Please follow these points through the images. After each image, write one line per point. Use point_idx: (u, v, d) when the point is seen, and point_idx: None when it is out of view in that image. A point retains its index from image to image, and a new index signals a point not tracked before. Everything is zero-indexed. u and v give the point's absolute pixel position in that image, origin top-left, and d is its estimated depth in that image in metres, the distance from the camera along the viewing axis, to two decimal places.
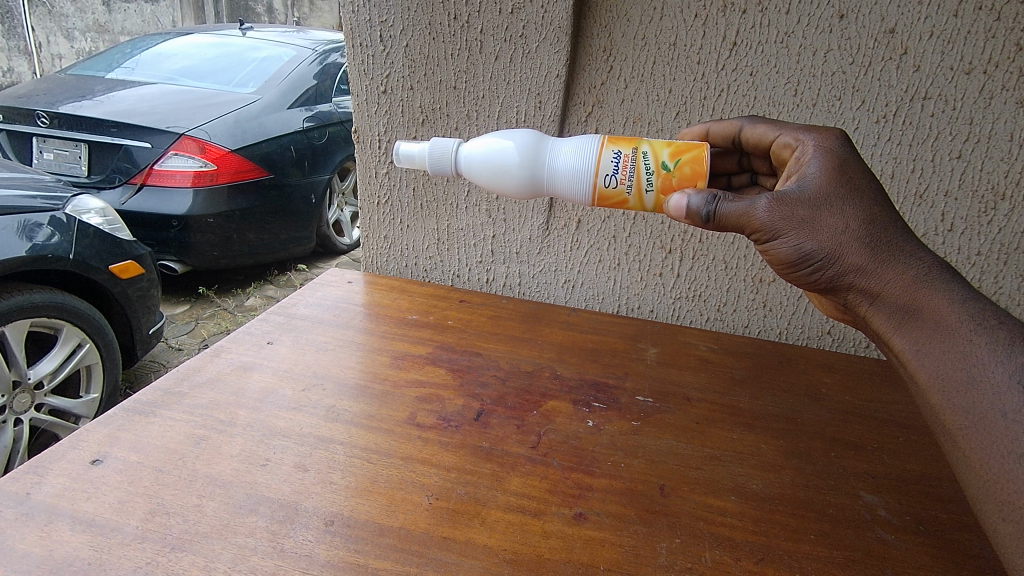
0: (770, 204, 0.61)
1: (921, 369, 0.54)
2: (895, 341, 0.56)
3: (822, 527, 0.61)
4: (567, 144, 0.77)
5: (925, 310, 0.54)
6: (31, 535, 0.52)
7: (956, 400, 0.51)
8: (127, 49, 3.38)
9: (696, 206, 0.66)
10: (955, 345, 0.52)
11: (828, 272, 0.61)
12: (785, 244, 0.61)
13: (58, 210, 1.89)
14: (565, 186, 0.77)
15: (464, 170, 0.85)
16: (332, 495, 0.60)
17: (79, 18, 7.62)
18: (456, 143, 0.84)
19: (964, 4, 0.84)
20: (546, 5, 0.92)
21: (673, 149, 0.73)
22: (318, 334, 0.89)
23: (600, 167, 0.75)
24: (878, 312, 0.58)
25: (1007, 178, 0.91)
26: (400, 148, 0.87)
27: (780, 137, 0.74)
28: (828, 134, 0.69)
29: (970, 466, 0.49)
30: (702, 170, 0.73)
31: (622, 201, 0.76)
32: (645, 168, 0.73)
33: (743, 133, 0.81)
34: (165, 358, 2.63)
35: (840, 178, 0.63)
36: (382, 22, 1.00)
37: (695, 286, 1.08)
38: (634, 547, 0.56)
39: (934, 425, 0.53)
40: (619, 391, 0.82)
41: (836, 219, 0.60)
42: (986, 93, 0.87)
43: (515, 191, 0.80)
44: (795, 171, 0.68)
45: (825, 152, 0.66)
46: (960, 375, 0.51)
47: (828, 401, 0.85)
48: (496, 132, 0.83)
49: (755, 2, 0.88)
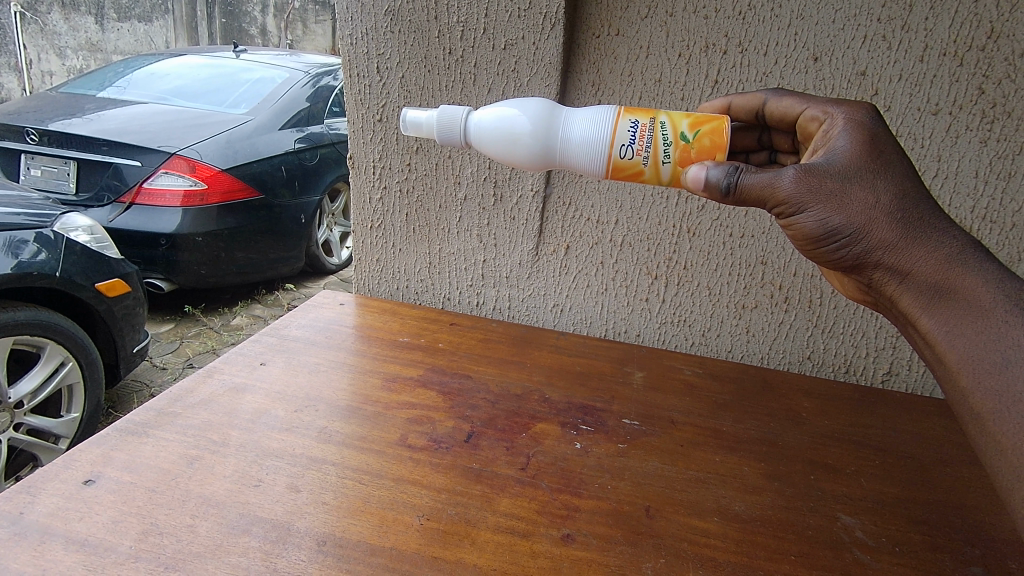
0: (797, 175, 0.61)
1: (951, 350, 0.54)
2: (923, 322, 0.57)
3: (801, 548, 0.63)
4: (581, 114, 0.78)
5: (957, 289, 0.55)
6: (24, 554, 0.53)
7: (988, 382, 0.51)
8: (120, 69, 3.40)
9: (715, 179, 0.66)
10: (989, 325, 0.52)
11: (856, 248, 0.61)
12: (810, 218, 0.61)
13: (46, 227, 1.88)
14: (579, 157, 0.78)
15: (473, 140, 0.85)
16: (325, 515, 0.61)
17: (72, 37, 7.68)
18: (466, 111, 0.85)
19: (930, 50, 0.89)
20: (538, 42, 0.96)
21: (691, 120, 0.75)
22: (310, 356, 0.90)
23: (616, 136, 0.76)
24: (906, 290, 0.58)
25: (973, 213, 0.96)
26: (407, 115, 0.87)
27: (807, 110, 0.75)
28: (856, 108, 0.69)
29: (1002, 452, 0.50)
30: (721, 142, 0.74)
31: (637, 172, 0.76)
32: (663, 139, 0.75)
33: (766, 106, 0.82)
34: (148, 377, 2.60)
35: (870, 152, 0.63)
36: (379, 54, 1.04)
37: (681, 311, 1.11)
38: (620, 567, 0.58)
39: (961, 410, 0.53)
40: (606, 413, 0.84)
41: (867, 194, 0.60)
42: (952, 133, 0.92)
43: (527, 162, 0.81)
44: (821, 145, 0.69)
45: (854, 125, 0.67)
46: (993, 357, 0.52)
47: (809, 425, 0.87)
48: (508, 100, 0.84)
49: (736, 43, 0.93)
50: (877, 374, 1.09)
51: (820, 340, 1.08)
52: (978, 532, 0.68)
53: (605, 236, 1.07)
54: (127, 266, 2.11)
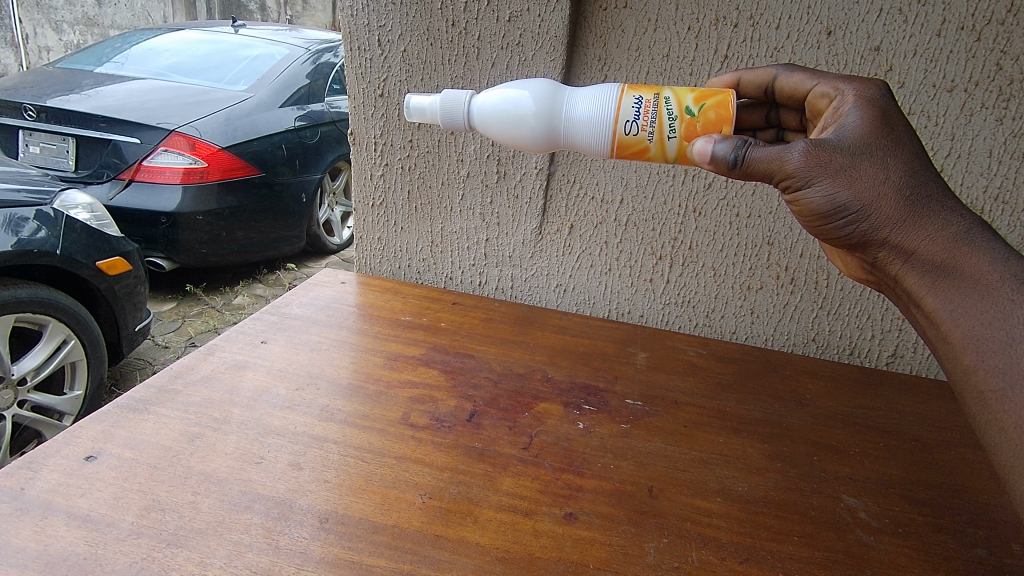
0: (806, 149, 0.59)
1: (956, 329, 0.53)
2: (928, 301, 0.56)
3: (804, 529, 0.62)
4: (585, 93, 0.76)
5: (963, 269, 0.53)
6: (26, 530, 0.53)
7: (992, 361, 0.50)
8: (118, 44, 3.35)
9: (722, 153, 0.64)
10: (995, 305, 0.51)
11: (862, 226, 0.59)
12: (817, 194, 0.60)
13: (45, 204, 1.87)
14: (582, 136, 0.76)
15: (477, 122, 0.83)
16: (326, 493, 0.60)
17: (68, 11, 7.60)
18: (469, 96, 0.83)
19: (947, 24, 0.86)
20: (543, 15, 0.93)
21: (696, 94, 0.73)
22: (312, 334, 0.89)
23: (620, 113, 0.74)
24: (911, 270, 0.57)
25: (986, 193, 0.95)
26: (411, 101, 0.85)
27: (818, 86, 0.73)
28: (869, 86, 0.67)
29: (1003, 431, 0.49)
30: (728, 115, 0.72)
31: (642, 149, 0.75)
32: (668, 113, 0.73)
33: (777, 82, 0.80)
34: (151, 356, 2.61)
35: (882, 128, 0.61)
36: (380, 26, 1.01)
37: (684, 292, 1.10)
38: (623, 546, 0.58)
39: (962, 388, 0.52)
40: (609, 394, 0.84)
41: (876, 170, 0.58)
42: (967, 110, 0.90)
43: (530, 142, 0.79)
44: (832, 122, 0.67)
45: (865, 102, 0.65)
46: (998, 336, 0.51)
47: (813, 407, 0.87)
48: (511, 81, 0.82)
49: (747, 16, 0.90)
50: (882, 356, 1.08)
51: (825, 321, 1.07)
52: (981, 514, 0.68)
53: (609, 215, 1.06)
54: (127, 244, 2.10)
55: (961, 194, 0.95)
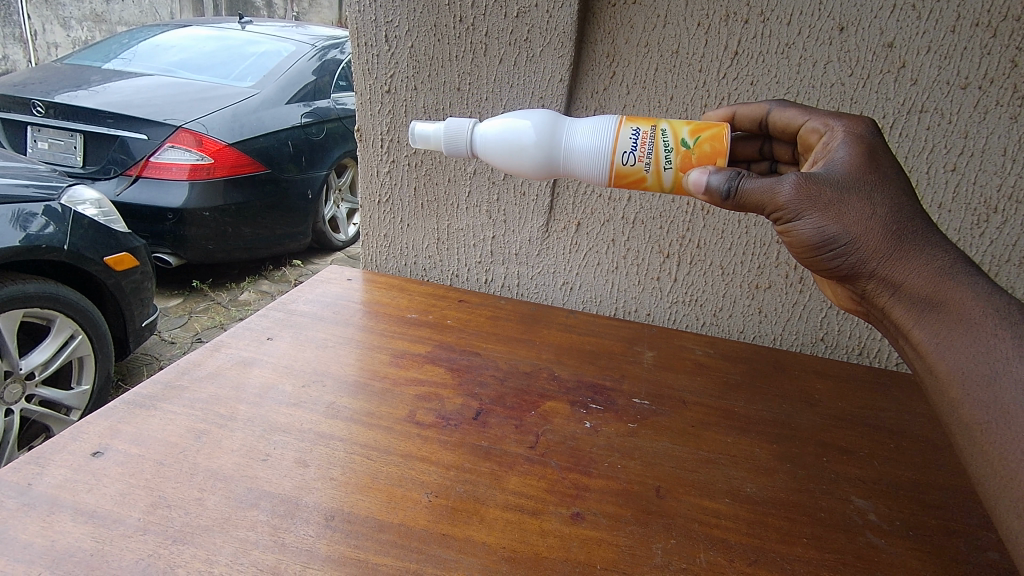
0: (797, 182, 0.60)
1: (941, 362, 0.53)
2: (914, 333, 0.56)
3: (814, 531, 0.62)
4: (584, 124, 0.78)
5: (948, 303, 0.54)
6: (33, 525, 0.53)
7: (977, 395, 0.50)
8: (126, 40, 3.36)
9: (716, 184, 0.65)
10: (978, 338, 0.51)
11: (851, 258, 0.60)
12: (807, 226, 0.60)
13: (52, 200, 1.88)
14: (581, 166, 0.78)
15: (479, 151, 0.85)
16: (333, 491, 0.60)
17: (77, 7, 7.64)
18: (472, 123, 0.85)
19: (962, 20, 0.85)
20: (551, 10, 0.92)
21: (692, 127, 0.74)
22: (317, 330, 0.89)
23: (617, 144, 0.75)
24: (898, 303, 0.58)
25: (1000, 191, 0.93)
26: (416, 128, 0.86)
27: (808, 122, 0.74)
28: (857, 123, 0.69)
29: (988, 463, 0.49)
30: (722, 149, 0.74)
31: (639, 179, 0.76)
32: (664, 145, 0.74)
33: (770, 116, 0.80)
34: (157, 351, 2.62)
35: (869, 163, 0.62)
36: (387, 22, 1.01)
37: (692, 291, 1.09)
38: (630, 547, 0.57)
39: (950, 421, 0.52)
40: (616, 393, 0.83)
41: (864, 204, 0.59)
42: (981, 108, 0.89)
43: (531, 171, 0.81)
44: (821, 157, 0.68)
45: (853, 138, 0.66)
46: (983, 369, 0.50)
47: (822, 408, 0.86)
48: (514, 111, 0.83)
49: (757, 12, 0.89)
50: (892, 356, 1.07)
51: (835, 321, 1.06)
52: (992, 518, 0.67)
53: (617, 213, 1.05)
54: (134, 240, 2.10)
55: (974, 194, 0.94)
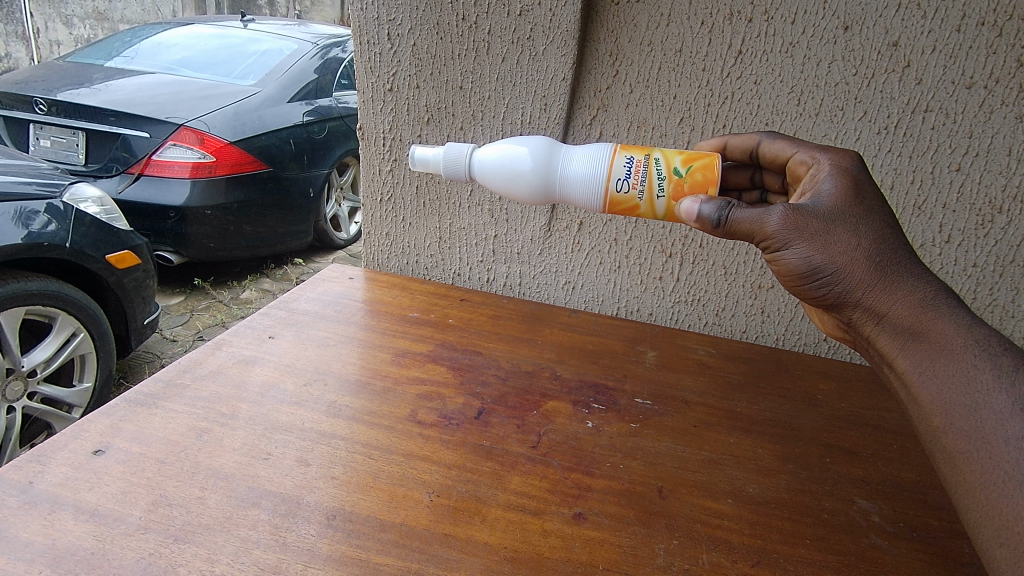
0: (785, 213, 0.61)
1: (925, 392, 0.54)
2: (899, 363, 0.57)
3: (817, 532, 0.61)
4: (580, 152, 0.81)
5: (931, 334, 0.55)
6: (34, 523, 0.53)
7: (959, 424, 0.51)
8: (127, 38, 3.36)
9: (707, 213, 0.66)
10: (960, 369, 0.52)
11: (836, 288, 0.61)
12: (795, 255, 0.61)
13: (54, 197, 1.88)
14: (577, 192, 0.80)
15: (477, 175, 0.88)
16: (334, 490, 0.60)
17: (79, 5, 7.65)
18: (470, 149, 0.88)
19: (967, 20, 0.85)
20: (554, 9, 0.92)
21: (684, 156, 0.76)
22: (319, 329, 0.89)
23: (612, 172, 0.78)
24: (883, 333, 0.58)
25: (1005, 192, 0.93)
26: (416, 152, 0.89)
27: (797, 154, 0.75)
28: (845, 156, 0.70)
29: (970, 492, 0.49)
30: (713, 178, 0.75)
31: (633, 206, 0.78)
32: (657, 174, 0.76)
33: (760, 147, 0.81)
34: (159, 349, 2.62)
35: (854, 197, 0.63)
36: (390, 20, 1.00)
37: (694, 290, 1.09)
38: (633, 547, 0.57)
39: (934, 450, 0.53)
40: (618, 392, 0.83)
41: (849, 235, 0.60)
42: (986, 108, 0.89)
43: (528, 197, 0.84)
44: (809, 187, 0.69)
45: (840, 171, 0.67)
46: (964, 400, 0.51)
47: (825, 408, 0.85)
48: (511, 138, 0.86)
49: (762, 11, 0.89)
50: None
51: None
52: None
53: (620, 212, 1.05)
54: (136, 238, 2.10)
55: (978, 195, 0.94)
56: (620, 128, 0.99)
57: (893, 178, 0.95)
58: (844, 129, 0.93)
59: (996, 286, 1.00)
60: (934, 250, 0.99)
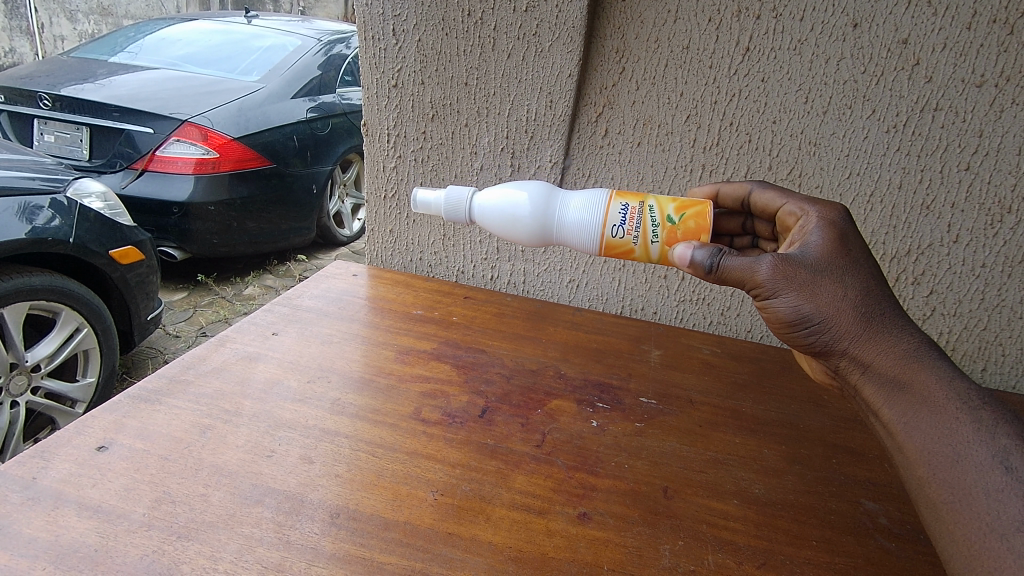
0: (774, 263, 0.62)
1: (909, 441, 0.53)
2: (885, 412, 0.56)
3: (823, 534, 0.61)
4: (576, 198, 0.80)
5: (914, 385, 0.55)
6: (37, 520, 0.52)
7: (942, 475, 0.50)
8: (132, 33, 3.36)
9: (700, 259, 0.67)
10: (943, 421, 0.52)
11: (824, 336, 0.61)
12: (784, 303, 0.61)
13: (58, 193, 1.88)
14: (573, 238, 0.80)
15: (478, 219, 0.87)
16: (338, 487, 0.60)
17: None
18: (470, 194, 0.87)
19: (979, 17, 0.84)
20: (561, 5, 0.91)
21: (678, 204, 0.76)
22: (323, 326, 0.89)
23: (608, 219, 0.77)
24: (868, 382, 0.58)
25: (1014, 192, 0.92)
26: (417, 196, 0.89)
27: (785, 206, 0.75)
28: (831, 208, 0.70)
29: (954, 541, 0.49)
30: (706, 226, 0.76)
31: (627, 251, 0.78)
32: (651, 221, 0.76)
33: (751, 197, 0.82)
34: (162, 344, 2.62)
35: (841, 249, 0.63)
36: (395, 15, 1.00)
37: (698, 290, 1.08)
38: (638, 548, 0.57)
39: (917, 497, 0.52)
40: (622, 391, 0.82)
41: (836, 286, 0.60)
42: (996, 106, 0.88)
43: (526, 241, 0.83)
44: (798, 239, 0.68)
45: (827, 224, 0.67)
46: (946, 451, 0.51)
47: (830, 410, 0.85)
48: (511, 182, 0.86)
49: (770, 7, 0.88)
50: None
51: None
52: None
53: None
54: (140, 233, 2.10)
55: (987, 193, 0.93)
56: (626, 125, 0.99)
57: (902, 177, 0.94)
58: (852, 126, 0.93)
59: (1004, 287, 0.99)
60: (942, 250, 0.98)
